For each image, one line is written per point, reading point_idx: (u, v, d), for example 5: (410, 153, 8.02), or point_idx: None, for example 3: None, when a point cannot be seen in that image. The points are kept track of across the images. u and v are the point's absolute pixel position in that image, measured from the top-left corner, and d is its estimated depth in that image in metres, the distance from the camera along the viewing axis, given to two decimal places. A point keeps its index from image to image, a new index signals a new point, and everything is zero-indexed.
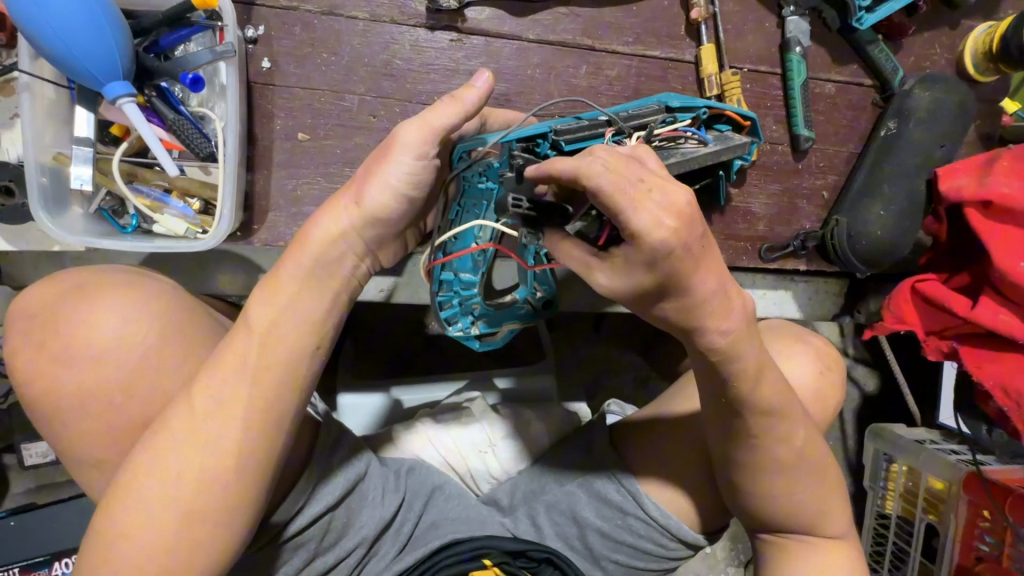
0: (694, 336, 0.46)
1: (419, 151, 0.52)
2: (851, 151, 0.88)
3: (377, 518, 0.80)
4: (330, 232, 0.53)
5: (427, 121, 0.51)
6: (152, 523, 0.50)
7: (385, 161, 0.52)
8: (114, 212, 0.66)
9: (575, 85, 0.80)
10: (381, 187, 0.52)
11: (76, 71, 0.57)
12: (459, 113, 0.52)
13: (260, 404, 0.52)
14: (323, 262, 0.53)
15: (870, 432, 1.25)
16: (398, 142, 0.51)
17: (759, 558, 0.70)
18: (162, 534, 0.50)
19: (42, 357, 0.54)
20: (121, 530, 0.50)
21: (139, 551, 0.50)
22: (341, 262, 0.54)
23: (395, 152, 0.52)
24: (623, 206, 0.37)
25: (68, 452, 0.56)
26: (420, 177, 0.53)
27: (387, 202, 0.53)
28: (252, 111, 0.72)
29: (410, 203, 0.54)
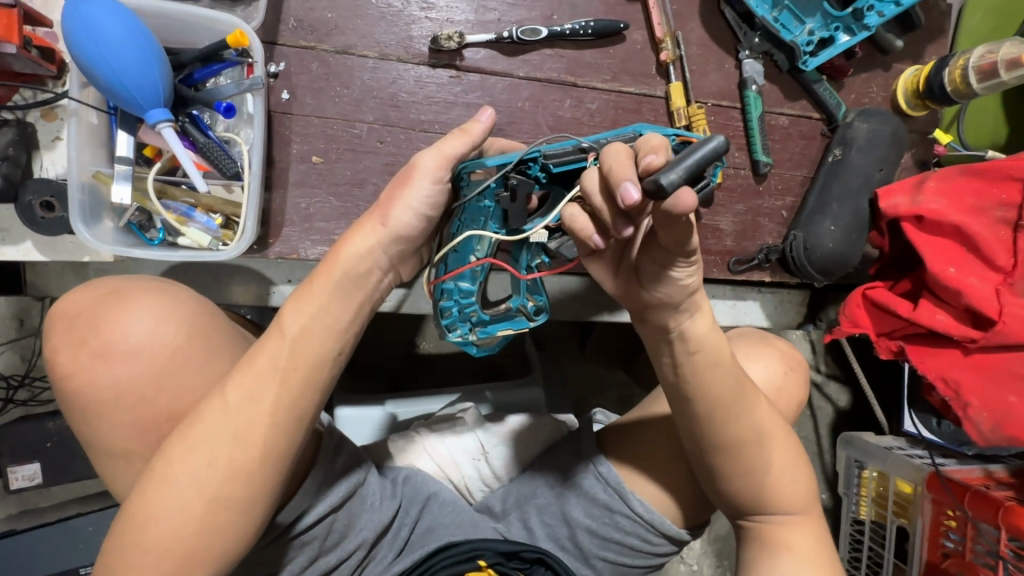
0: (653, 311, 0.60)
1: (435, 175, 0.59)
2: (805, 175, 0.99)
3: (376, 521, 0.84)
4: (358, 247, 0.59)
5: (441, 150, 0.59)
6: (181, 511, 0.52)
7: (407, 185, 0.60)
8: (142, 224, 0.72)
9: (560, 116, 0.90)
10: (404, 208, 0.60)
11: (124, 100, 0.64)
12: (467, 142, 0.60)
13: (286, 403, 0.55)
14: (353, 275, 0.58)
15: (842, 440, 1.32)
16: (418, 168, 0.59)
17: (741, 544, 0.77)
18: (186, 524, 0.52)
19: (81, 352, 0.53)
20: (151, 516, 0.52)
21: (164, 540, 0.52)
22: (369, 276, 0.60)
23: (416, 177, 0.59)
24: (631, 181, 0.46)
25: (93, 445, 0.56)
26: (437, 200, 0.60)
27: (406, 221, 0.60)
28: (271, 136, 0.80)
29: (427, 222, 0.62)
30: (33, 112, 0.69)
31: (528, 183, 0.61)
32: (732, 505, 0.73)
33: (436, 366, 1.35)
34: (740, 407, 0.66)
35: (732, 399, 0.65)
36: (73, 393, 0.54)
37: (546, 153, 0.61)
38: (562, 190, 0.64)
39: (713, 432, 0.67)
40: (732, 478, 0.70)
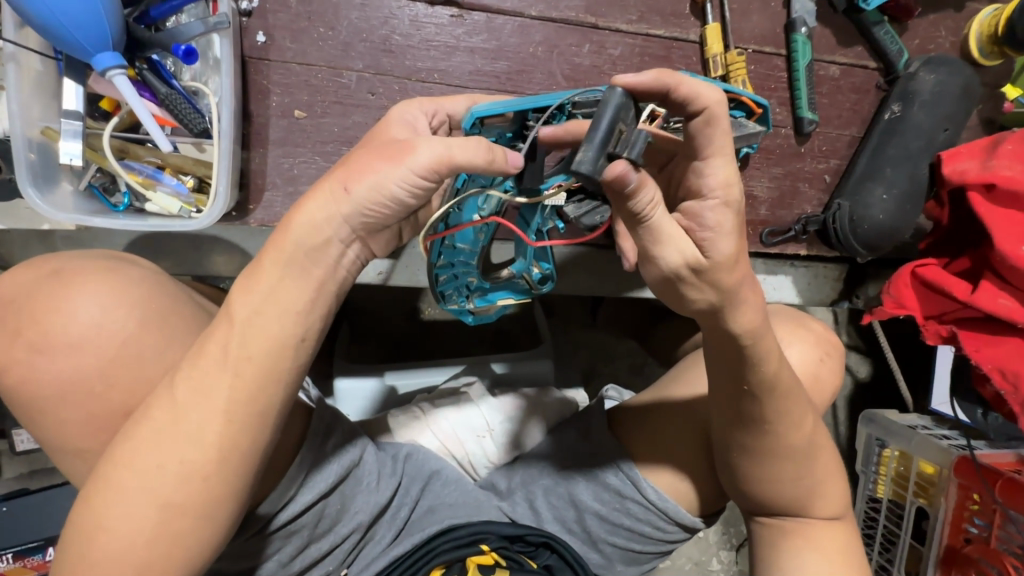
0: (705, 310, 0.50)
1: (427, 171, 0.46)
2: (854, 135, 0.88)
3: (372, 503, 0.80)
4: (314, 215, 0.48)
5: (444, 149, 0.45)
6: (133, 517, 0.49)
7: (389, 163, 0.46)
8: (105, 188, 0.64)
9: (577, 64, 0.78)
10: (375, 177, 0.46)
11: (66, 42, 0.55)
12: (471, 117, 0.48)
13: (243, 398, 0.50)
14: (307, 250, 0.49)
15: (863, 417, 1.24)
16: (411, 143, 0.45)
17: (755, 538, 0.71)
18: (141, 529, 0.49)
19: (16, 343, 0.50)
20: (103, 521, 0.49)
21: (117, 547, 0.49)
22: (327, 250, 0.49)
23: (401, 149, 0.45)
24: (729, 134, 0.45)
25: (49, 440, 0.54)
26: (422, 191, 0.47)
27: (382, 210, 0.47)
28: (247, 87, 0.70)
29: (406, 210, 0.48)
30: None
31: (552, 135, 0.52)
32: (753, 501, 0.67)
33: (440, 335, 1.28)
34: (778, 404, 0.58)
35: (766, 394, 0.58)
36: (17, 387, 0.51)
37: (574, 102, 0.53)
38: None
39: (751, 430, 0.60)
40: (757, 474, 0.64)
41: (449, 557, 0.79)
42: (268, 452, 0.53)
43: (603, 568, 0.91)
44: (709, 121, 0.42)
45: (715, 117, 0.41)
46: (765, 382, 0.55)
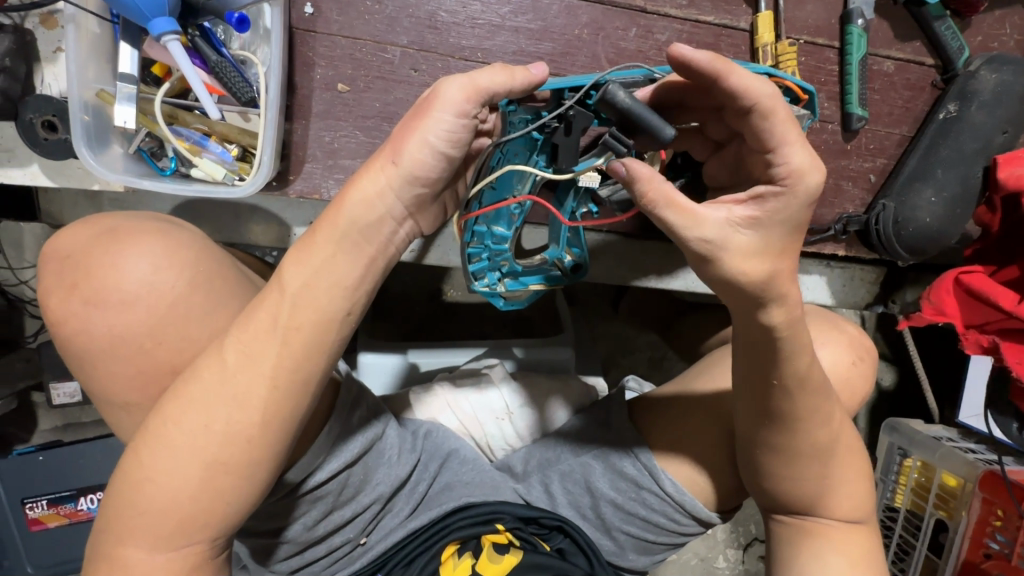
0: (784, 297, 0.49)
1: (460, 110, 0.48)
2: (903, 134, 0.85)
3: (393, 476, 0.81)
4: (369, 191, 0.49)
5: (472, 79, 0.47)
6: (178, 471, 0.51)
7: (422, 117, 0.48)
8: (153, 153, 0.66)
9: (623, 48, 0.76)
10: (419, 143, 0.48)
11: (126, 6, 0.56)
12: (509, 80, 0.49)
13: (287, 366, 0.51)
14: (362, 226, 0.50)
15: (885, 424, 1.18)
16: (440, 97, 0.47)
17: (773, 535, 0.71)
18: (183, 482, 0.51)
19: (74, 297, 0.52)
20: (148, 472, 0.51)
21: (163, 497, 0.51)
22: (381, 226, 0.51)
23: (436, 108, 0.47)
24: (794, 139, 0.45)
25: (98, 392, 0.56)
26: (459, 136, 0.48)
27: (422, 159, 0.49)
28: (293, 58, 0.70)
29: (449, 163, 0.50)
30: (31, 17, 0.62)
31: (587, 116, 0.55)
32: (773, 498, 0.67)
33: (462, 316, 1.29)
34: (809, 402, 0.58)
35: (800, 391, 0.57)
36: (71, 340, 0.53)
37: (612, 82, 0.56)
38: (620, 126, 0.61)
39: (782, 425, 0.60)
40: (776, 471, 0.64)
41: (465, 534, 0.81)
42: (307, 419, 0.55)
43: (615, 555, 0.92)
44: (767, 116, 0.45)
45: (770, 110, 0.45)
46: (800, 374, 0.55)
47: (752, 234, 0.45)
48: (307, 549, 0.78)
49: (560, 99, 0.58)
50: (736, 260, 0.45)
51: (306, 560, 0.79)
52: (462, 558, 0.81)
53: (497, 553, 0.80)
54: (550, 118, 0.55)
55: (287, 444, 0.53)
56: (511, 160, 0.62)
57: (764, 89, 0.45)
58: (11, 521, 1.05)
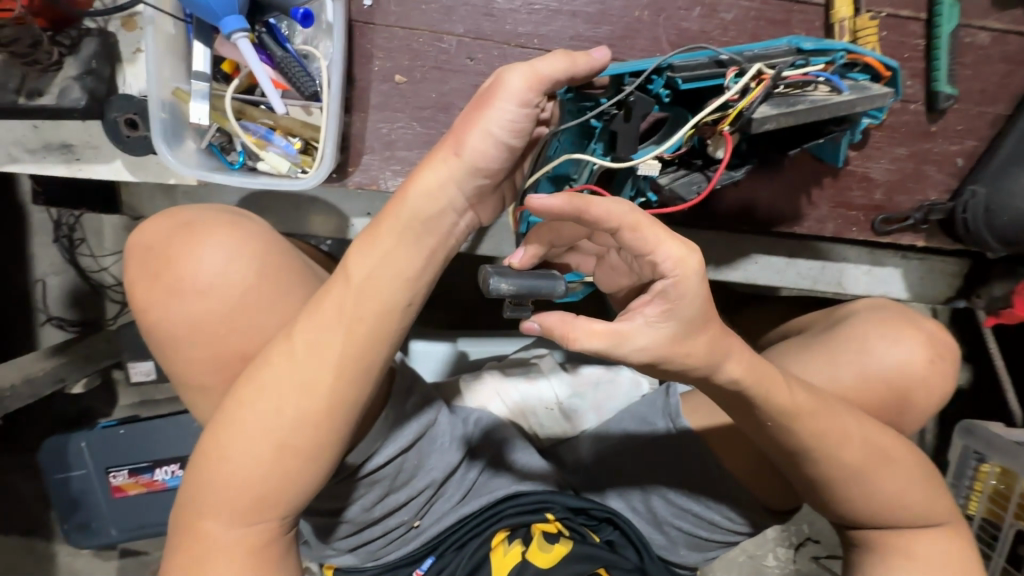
0: None
1: (522, 99, 0.48)
2: (998, 114, 0.78)
3: (445, 462, 0.83)
4: (431, 183, 0.50)
5: (534, 67, 0.48)
6: (251, 453, 0.54)
7: (486, 107, 0.48)
8: (223, 147, 0.68)
9: (685, 29, 0.73)
10: (481, 133, 0.49)
11: (200, 7, 0.59)
12: (569, 66, 0.49)
13: (351, 355, 0.53)
14: (424, 219, 0.51)
15: (959, 427, 1.11)
16: (503, 86, 0.47)
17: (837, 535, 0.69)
18: (256, 463, 0.54)
19: (156, 286, 0.55)
20: (225, 453, 0.54)
21: (238, 475, 0.54)
22: (442, 219, 0.51)
23: (499, 98, 0.48)
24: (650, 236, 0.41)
25: (177, 376, 0.59)
26: (522, 125, 0.49)
27: (485, 150, 0.49)
28: (352, 51, 0.71)
29: (511, 153, 0.50)
30: (114, 21, 0.66)
31: (647, 101, 0.55)
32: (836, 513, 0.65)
33: None
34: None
35: None
36: (153, 327, 0.56)
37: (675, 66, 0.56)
38: (684, 112, 0.62)
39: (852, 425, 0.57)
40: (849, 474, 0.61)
41: (515, 521, 0.83)
42: (369, 406, 0.56)
43: (665, 550, 0.91)
44: (635, 228, 0.41)
45: (636, 224, 0.40)
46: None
47: (675, 328, 0.42)
48: (364, 529, 0.81)
49: (619, 84, 0.58)
50: (672, 351, 0.43)
51: (363, 539, 0.82)
52: (512, 545, 0.83)
53: (547, 542, 0.82)
54: (610, 104, 0.56)
55: (351, 430, 0.55)
56: (568, 149, 0.63)
57: (621, 208, 0.41)
58: (95, 488, 1.14)
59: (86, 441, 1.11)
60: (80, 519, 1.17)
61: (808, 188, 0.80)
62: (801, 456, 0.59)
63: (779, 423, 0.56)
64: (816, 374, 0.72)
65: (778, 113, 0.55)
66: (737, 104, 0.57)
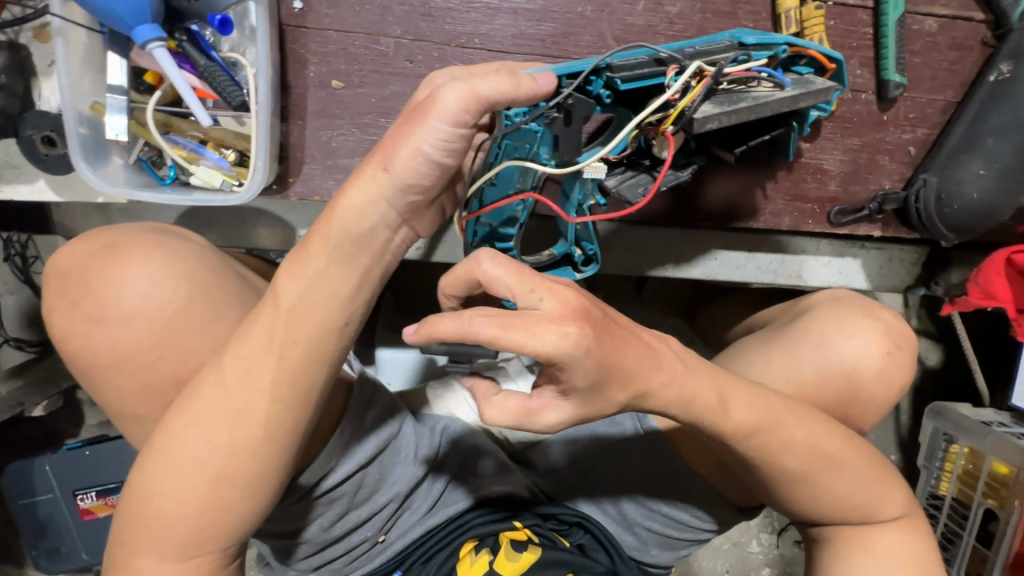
0: None
1: (457, 118, 0.46)
2: (948, 101, 0.77)
3: (410, 474, 0.81)
4: (361, 201, 0.48)
5: (470, 87, 0.46)
6: (184, 486, 0.51)
7: (419, 124, 0.46)
8: (153, 162, 0.65)
9: (630, 24, 0.71)
10: (412, 152, 0.47)
11: (110, 17, 0.55)
12: (510, 89, 0.48)
13: (286, 381, 0.50)
14: (354, 237, 0.49)
15: (929, 410, 1.12)
16: (436, 104, 0.45)
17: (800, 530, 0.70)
18: (190, 495, 0.51)
19: (76, 314, 0.52)
20: (156, 487, 0.51)
21: (171, 509, 0.51)
22: (374, 236, 0.50)
23: (432, 116, 0.46)
24: (515, 339, 0.38)
25: (109, 407, 0.56)
26: (456, 145, 0.47)
27: (416, 167, 0.47)
28: (285, 57, 0.68)
29: (443, 172, 0.48)
30: (25, 32, 0.62)
31: (587, 103, 0.55)
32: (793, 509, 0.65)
33: None
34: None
35: None
36: (75, 356, 0.53)
37: (613, 66, 0.55)
38: (627, 112, 0.60)
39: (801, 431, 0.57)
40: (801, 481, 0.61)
41: (484, 530, 0.81)
42: (310, 430, 0.54)
43: (638, 551, 0.90)
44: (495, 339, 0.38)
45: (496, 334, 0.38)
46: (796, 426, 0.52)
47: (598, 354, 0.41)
48: (327, 547, 0.79)
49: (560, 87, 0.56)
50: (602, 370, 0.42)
51: (325, 558, 0.80)
52: (479, 555, 0.79)
53: (515, 551, 0.78)
54: (548, 107, 0.54)
55: (291, 456, 0.53)
56: (511, 155, 0.57)
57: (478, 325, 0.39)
58: (63, 512, 1.10)
59: (49, 466, 1.07)
60: (49, 544, 1.13)
61: (763, 182, 0.79)
62: (754, 460, 0.58)
63: (736, 428, 0.55)
64: (777, 372, 0.72)
65: (718, 111, 0.53)
66: (677, 103, 0.56)
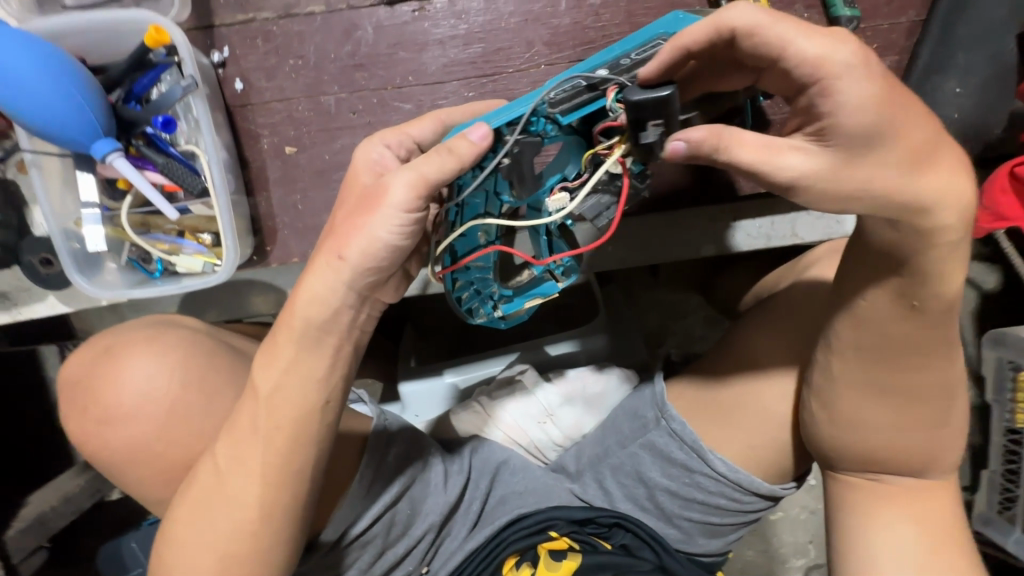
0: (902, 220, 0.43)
1: (409, 206, 0.49)
2: (912, 21, 0.72)
3: (441, 504, 0.82)
4: (318, 290, 0.51)
5: (417, 173, 0.48)
6: (199, 567, 0.55)
7: (372, 214, 0.49)
8: (142, 259, 0.69)
9: (557, 25, 0.71)
10: (368, 238, 0.50)
11: (68, 142, 0.60)
12: (453, 167, 0.48)
13: (274, 464, 0.54)
14: (319, 323, 0.52)
15: (987, 338, 0.96)
16: (386, 196, 0.48)
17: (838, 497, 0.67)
18: (203, 574, 0.55)
19: (87, 420, 0.57)
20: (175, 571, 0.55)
21: None
22: (338, 319, 0.52)
23: (383, 207, 0.49)
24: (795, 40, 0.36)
25: (135, 497, 0.61)
26: (409, 228, 0.50)
27: (375, 252, 0.50)
28: (238, 136, 0.72)
29: (400, 252, 0.52)
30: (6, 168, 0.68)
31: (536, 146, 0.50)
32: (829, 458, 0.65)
33: None
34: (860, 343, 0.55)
35: None
36: (94, 455, 0.58)
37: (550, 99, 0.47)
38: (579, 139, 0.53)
39: None
40: (862, 404, 0.58)
41: (522, 544, 0.82)
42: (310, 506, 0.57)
43: (684, 543, 0.88)
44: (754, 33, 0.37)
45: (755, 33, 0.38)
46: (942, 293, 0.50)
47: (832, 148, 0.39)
48: None
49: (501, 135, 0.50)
50: None
51: None
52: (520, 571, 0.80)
53: (554, 560, 0.80)
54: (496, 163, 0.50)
55: (296, 530, 0.56)
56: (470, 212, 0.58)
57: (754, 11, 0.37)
58: None
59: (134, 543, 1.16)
60: None
61: None
62: None
63: None
64: None
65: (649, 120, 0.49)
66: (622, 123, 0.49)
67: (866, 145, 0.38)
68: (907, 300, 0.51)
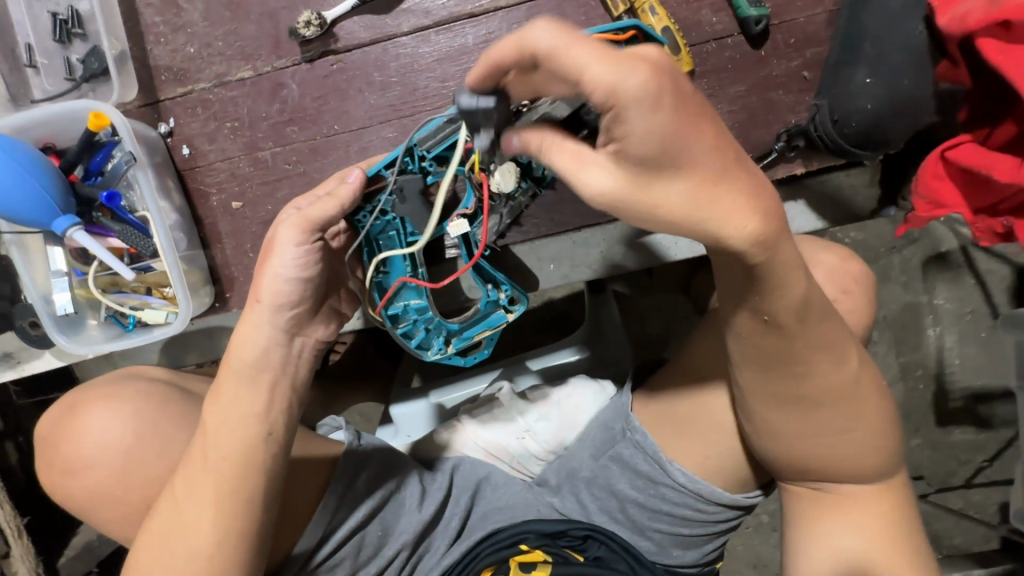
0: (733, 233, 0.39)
1: (300, 241, 0.57)
2: (826, 12, 0.71)
3: (415, 523, 0.80)
4: (247, 331, 0.58)
5: (301, 214, 0.57)
6: None
7: (271, 257, 0.57)
8: (117, 313, 0.77)
9: (467, 62, 0.74)
10: (273, 278, 0.58)
11: (34, 222, 0.68)
12: (336, 206, 0.58)
13: (225, 492, 0.57)
14: (253, 362, 0.58)
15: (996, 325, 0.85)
16: (278, 239, 0.57)
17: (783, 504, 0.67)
18: None
19: (59, 466, 0.64)
20: None
21: None
22: (270, 356, 0.58)
23: (279, 248, 0.57)
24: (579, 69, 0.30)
25: (111, 533, 0.68)
26: (307, 262, 0.58)
27: (279, 287, 0.58)
28: (189, 196, 0.79)
29: (307, 284, 0.59)
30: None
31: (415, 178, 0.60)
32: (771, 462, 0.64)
33: None
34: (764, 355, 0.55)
35: None
36: (69, 497, 0.65)
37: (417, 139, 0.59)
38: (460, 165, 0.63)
39: None
40: (771, 414, 0.59)
41: (495, 560, 0.81)
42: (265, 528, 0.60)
43: (659, 554, 0.86)
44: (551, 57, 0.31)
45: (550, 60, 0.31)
46: (791, 307, 0.49)
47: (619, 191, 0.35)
48: None
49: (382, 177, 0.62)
50: None
51: None
52: None
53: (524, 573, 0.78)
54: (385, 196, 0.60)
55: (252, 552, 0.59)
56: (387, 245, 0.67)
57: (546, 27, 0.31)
58: None
59: None
60: None
61: None
62: None
63: None
64: None
65: None
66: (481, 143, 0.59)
67: (657, 168, 0.33)
68: (762, 317, 0.51)
